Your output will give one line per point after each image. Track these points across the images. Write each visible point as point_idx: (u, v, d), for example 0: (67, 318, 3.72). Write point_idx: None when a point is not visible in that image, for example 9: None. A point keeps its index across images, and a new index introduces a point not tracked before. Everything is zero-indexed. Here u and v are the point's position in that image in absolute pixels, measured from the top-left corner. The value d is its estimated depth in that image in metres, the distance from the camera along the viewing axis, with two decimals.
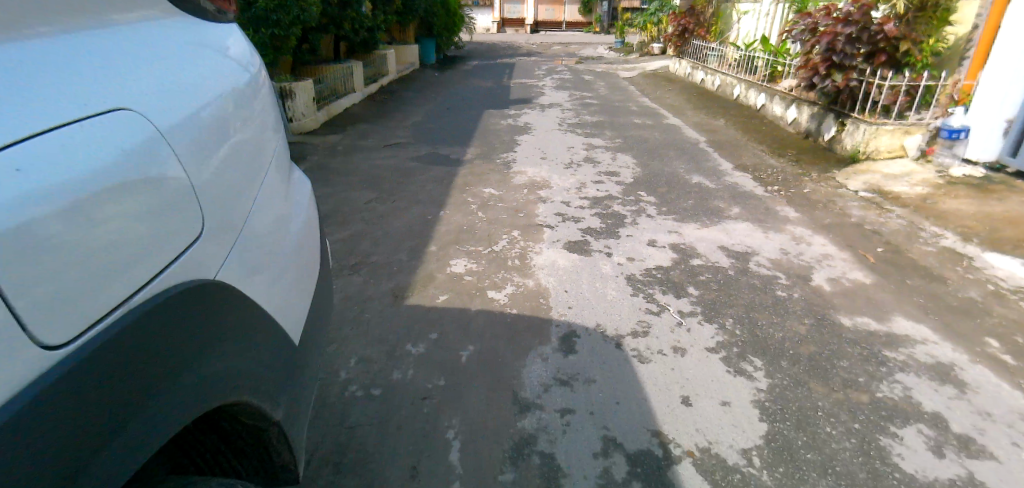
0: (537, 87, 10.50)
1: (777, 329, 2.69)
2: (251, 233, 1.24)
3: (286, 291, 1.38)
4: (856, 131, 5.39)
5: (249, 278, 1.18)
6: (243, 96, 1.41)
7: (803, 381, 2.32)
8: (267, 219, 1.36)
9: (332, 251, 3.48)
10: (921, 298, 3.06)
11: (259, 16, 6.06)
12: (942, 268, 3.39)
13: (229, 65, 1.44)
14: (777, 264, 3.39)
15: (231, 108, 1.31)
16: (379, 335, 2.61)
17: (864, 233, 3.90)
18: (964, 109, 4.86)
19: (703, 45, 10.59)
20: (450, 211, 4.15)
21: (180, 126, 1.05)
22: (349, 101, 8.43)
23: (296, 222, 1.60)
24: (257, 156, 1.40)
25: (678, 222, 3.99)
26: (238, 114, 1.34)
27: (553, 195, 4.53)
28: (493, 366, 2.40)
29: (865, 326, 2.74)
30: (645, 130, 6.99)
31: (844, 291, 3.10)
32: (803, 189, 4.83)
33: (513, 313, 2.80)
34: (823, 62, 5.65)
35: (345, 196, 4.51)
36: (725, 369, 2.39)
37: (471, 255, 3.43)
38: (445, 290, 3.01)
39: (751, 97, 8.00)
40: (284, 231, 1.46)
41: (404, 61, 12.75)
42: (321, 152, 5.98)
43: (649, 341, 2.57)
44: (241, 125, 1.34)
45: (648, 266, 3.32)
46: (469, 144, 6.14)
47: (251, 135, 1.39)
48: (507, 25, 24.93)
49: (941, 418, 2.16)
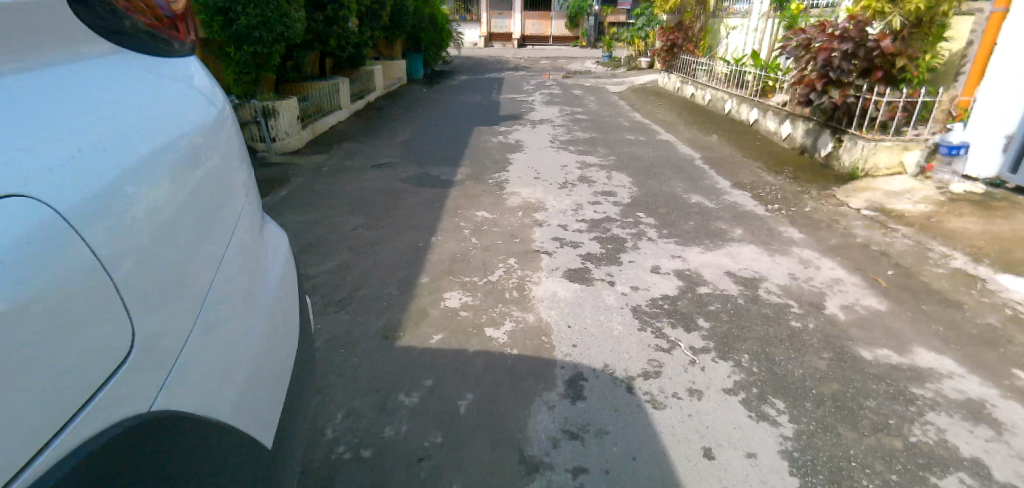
0: (527, 103, 10.38)
1: (795, 365, 2.51)
2: (213, 301, 1.09)
3: (256, 358, 1.24)
4: (854, 148, 5.30)
5: (209, 349, 1.04)
6: (211, 142, 1.26)
7: (830, 426, 2.14)
8: (233, 281, 1.21)
9: (318, 285, 3.27)
10: (940, 326, 2.88)
11: (241, 34, 5.79)
12: (956, 291, 3.24)
13: (197, 106, 1.30)
14: (788, 290, 3.23)
15: (197, 157, 1.17)
16: (369, 384, 2.40)
17: (871, 254, 3.76)
18: (963, 125, 4.81)
19: (691, 60, 10.62)
20: (442, 237, 3.95)
21: (132, 185, 0.92)
22: (335, 119, 8.22)
23: (270, 279, 1.44)
24: (225, 209, 1.25)
25: (680, 246, 3.83)
26: (204, 163, 1.20)
27: (549, 218, 4.35)
28: (495, 417, 2.20)
29: (887, 360, 2.56)
30: (639, 146, 6.88)
31: (859, 319, 2.93)
32: (803, 208, 4.72)
33: (513, 353, 2.59)
34: (820, 79, 5.58)
35: (331, 222, 4.30)
36: (747, 414, 2.20)
37: (466, 287, 3.23)
38: (439, 329, 2.80)
39: (743, 112, 7.94)
40: (258, 281, 1.35)
41: (392, 77, 12.59)
42: (305, 173, 5.76)
43: (662, 384, 2.38)
44: (208, 176, 1.20)
45: (654, 295, 3.14)
46: (459, 164, 5.95)
47: (220, 187, 1.24)
48: (494, 39, 24.95)
49: (982, 465, 1.97)
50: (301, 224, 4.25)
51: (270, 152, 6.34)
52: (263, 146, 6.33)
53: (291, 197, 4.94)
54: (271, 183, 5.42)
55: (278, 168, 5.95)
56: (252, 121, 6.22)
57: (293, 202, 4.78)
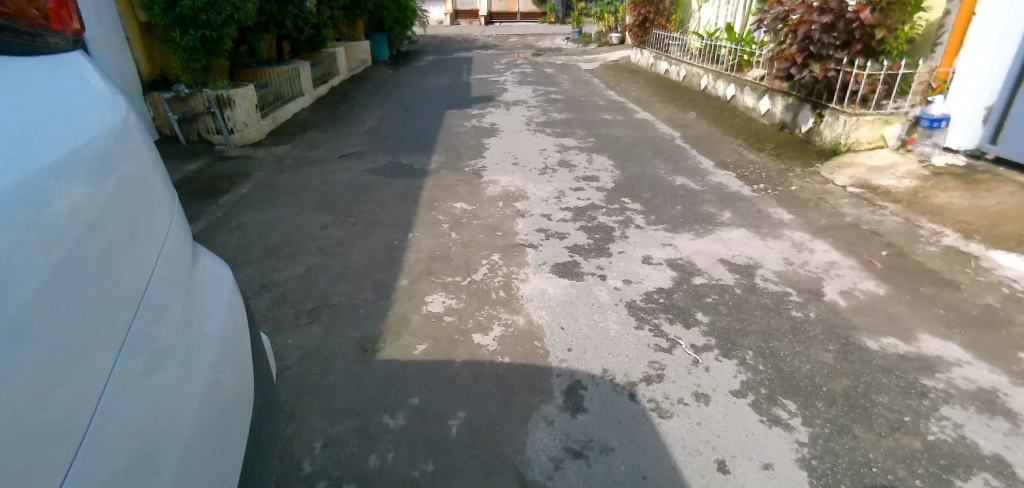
0: (499, 83, 10.05)
1: (802, 360, 2.38)
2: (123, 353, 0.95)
3: (193, 401, 1.11)
4: (836, 123, 5.22)
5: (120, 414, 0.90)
6: (115, 162, 1.09)
7: (845, 427, 2.02)
8: (154, 321, 1.06)
9: (288, 293, 3.00)
10: (941, 309, 2.79)
11: (186, 17, 5.39)
12: (951, 271, 3.17)
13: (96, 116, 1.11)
14: (784, 277, 3.10)
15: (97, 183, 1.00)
16: (348, 406, 2.17)
17: (862, 234, 3.68)
18: (943, 96, 4.75)
19: (663, 35, 10.46)
20: (420, 234, 3.71)
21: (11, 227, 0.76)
22: (297, 106, 7.78)
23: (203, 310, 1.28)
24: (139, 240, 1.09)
25: (670, 233, 3.67)
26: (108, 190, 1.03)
27: (531, 207, 4.14)
28: (490, 437, 2.01)
29: (894, 350, 2.45)
30: (618, 126, 6.68)
31: (860, 306, 2.83)
32: (789, 187, 4.62)
33: (505, 362, 2.40)
34: (800, 53, 5.45)
35: (299, 221, 4.00)
36: (757, 418, 2.07)
37: (449, 288, 3.00)
38: (422, 338, 2.57)
39: (719, 87, 7.80)
40: (195, 297, 1.28)
41: (355, 59, 12.04)
42: (268, 166, 5.40)
43: (665, 388, 2.22)
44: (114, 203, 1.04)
45: (649, 289, 2.96)
46: (433, 152, 5.67)
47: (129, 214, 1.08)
48: (460, 17, 24.23)
49: (1004, 464, 1.87)
50: (266, 225, 3.95)
51: (229, 145, 5.95)
52: (220, 139, 5.93)
53: (253, 195, 4.60)
54: (231, 179, 5.05)
55: (238, 162, 5.56)
56: (206, 112, 5.80)
57: (256, 201, 4.45)
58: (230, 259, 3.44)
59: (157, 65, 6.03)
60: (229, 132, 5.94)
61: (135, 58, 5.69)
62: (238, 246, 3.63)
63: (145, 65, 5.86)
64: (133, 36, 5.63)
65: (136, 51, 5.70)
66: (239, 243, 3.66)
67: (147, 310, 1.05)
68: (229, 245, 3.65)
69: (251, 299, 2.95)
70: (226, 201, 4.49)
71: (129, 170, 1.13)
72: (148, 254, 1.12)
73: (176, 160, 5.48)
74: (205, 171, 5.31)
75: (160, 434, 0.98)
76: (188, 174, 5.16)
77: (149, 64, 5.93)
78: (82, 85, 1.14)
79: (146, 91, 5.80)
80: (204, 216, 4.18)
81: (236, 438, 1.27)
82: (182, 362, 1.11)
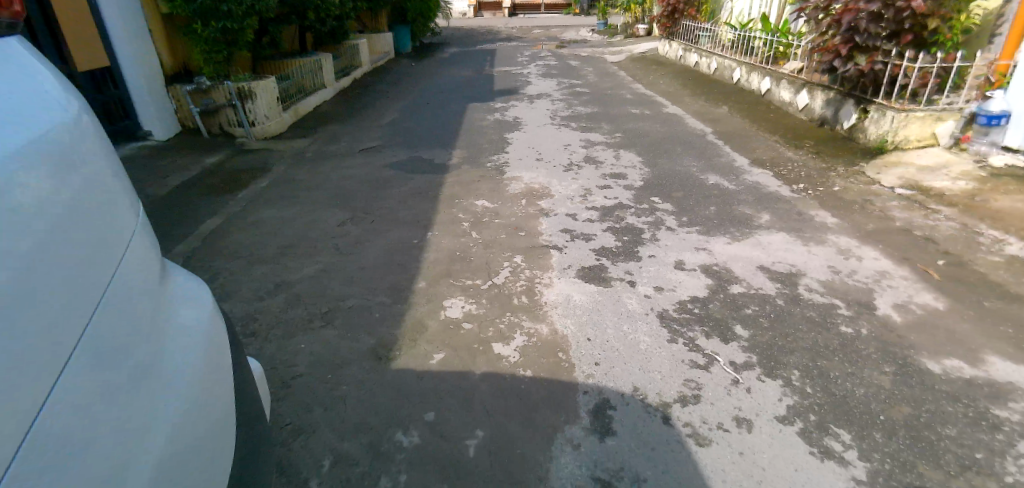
0: (522, 76, 9.82)
1: (855, 383, 2.16)
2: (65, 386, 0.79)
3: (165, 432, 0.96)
4: (883, 120, 4.89)
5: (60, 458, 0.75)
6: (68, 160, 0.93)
7: (909, 464, 1.80)
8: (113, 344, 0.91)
9: (301, 294, 2.88)
10: (1009, 328, 2.53)
11: (207, 8, 5.34)
12: (1018, 283, 2.88)
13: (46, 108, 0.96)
14: (831, 287, 2.86)
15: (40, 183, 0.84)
16: (359, 421, 2.03)
17: (915, 241, 3.40)
18: (1002, 92, 4.40)
19: (693, 26, 10.10)
20: (439, 233, 3.56)
21: None
22: (318, 98, 7.71)
23: (185, 324, 1.13)
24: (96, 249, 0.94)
25: (704, 236, 3.45)
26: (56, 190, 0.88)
27: (555, 206, 3.95)
28: (510, 461, 1.85)
29: (959, 374, 2.22)
30: (646, 121, 6.42)
31: (917, 321, 2.58)
32: (832, 187, 4.33)
33: (527, 375, 2.23)
34: (844, 45, 5.09)
35: (316, 217, 3.88)
36: (807, 449, 1.86)
37: (469, 292, 2.84)
38: (439, 346, 2.42)
39: (753, 81, 7.46)
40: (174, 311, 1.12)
41: (378, 51, 11.94)
42: (288, 160, 5.32)
43: (703, 411, 2.03)
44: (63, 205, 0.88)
45: (682, 297, 2.76)
46: (454, 146, 5.51)
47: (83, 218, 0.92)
48: (483, 9, 23.99)
49: None
50: (282, 221, 3.84)
51: (250, 138, 5.88)
52: (242, 132, 5.87)
53: (271, 189, 4.51)
54: (251, 172, 4.97)
55: (258, 155, 5.49)
56: (227, 104, 5.73)
57: (274, 196, 4.35)
58: (245, 257, 3.33)
59: (180, 58, 5.89)
60: (250, 124, 5.86)
61: (158, 52, 5.55)
62: (253, 242, 3.53)
63: (169, 58, 5.70)
64: (156, 29, 5.52)
65: (160, 44, 5.58)
66: (255, 240, 3.56)
67: (122, 316, 0.96)
68: (245, 241, 3.55)
69: (264, 300, 2.83)
70: (245, 195, 4.41)
71: (84, 170, 0.98)
72: (108, 264, 0.96)
73: (197, 152, 5.43)
74: (226, 164, 5.25)
75: (119, 475, 0.83)
76: (208, 167, 5.11)
77: (173, 57, 5.78)
78: (27, 73, 0.98)
79: (169, 85, 5.68)
80: (222, 211, 4.09)
81: (227, 460, 1.14)
82: (176, 355, 1.06)
